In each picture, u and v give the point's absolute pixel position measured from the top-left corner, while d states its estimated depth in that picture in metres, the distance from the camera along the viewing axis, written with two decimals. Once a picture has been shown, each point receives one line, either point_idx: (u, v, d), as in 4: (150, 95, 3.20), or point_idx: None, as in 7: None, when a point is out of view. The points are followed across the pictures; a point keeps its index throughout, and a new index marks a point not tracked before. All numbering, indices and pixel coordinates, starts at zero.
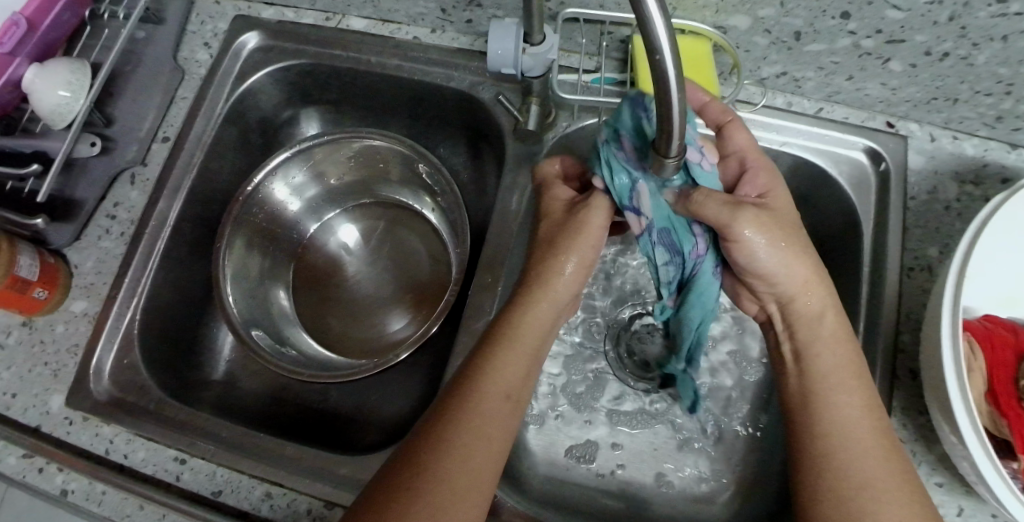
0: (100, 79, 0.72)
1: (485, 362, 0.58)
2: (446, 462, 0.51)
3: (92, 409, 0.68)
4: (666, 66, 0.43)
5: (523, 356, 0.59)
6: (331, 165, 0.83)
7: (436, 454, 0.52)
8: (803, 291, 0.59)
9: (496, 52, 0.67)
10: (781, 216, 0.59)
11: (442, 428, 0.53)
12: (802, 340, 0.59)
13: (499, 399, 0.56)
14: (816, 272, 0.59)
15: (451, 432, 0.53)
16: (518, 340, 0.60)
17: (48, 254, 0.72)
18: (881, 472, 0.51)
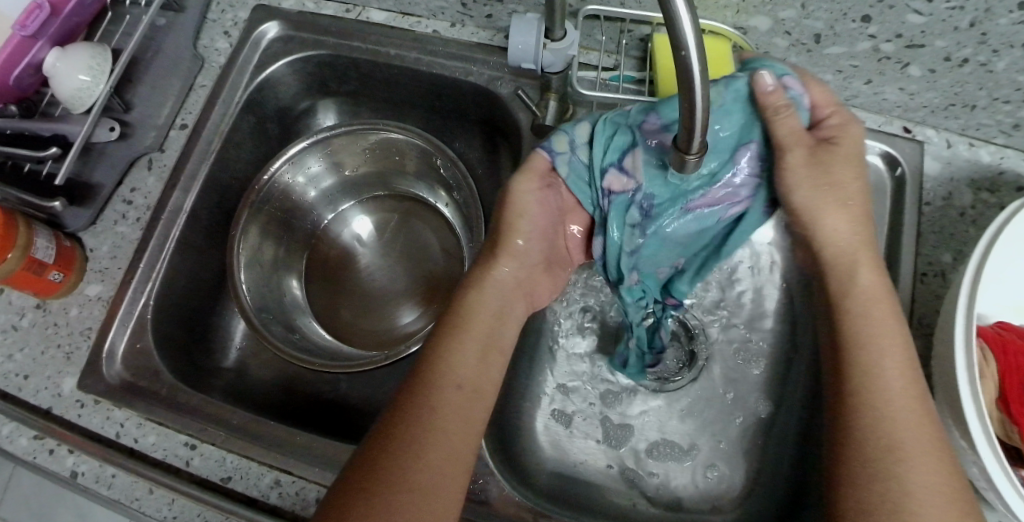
0: (121, 64, 0.73)
1: (445, 347, 0.59)
2: (411, 457, 0.53)
3: (105, 392, 0.68)
4: (692, 63, 0.43)
5: (471, 344, 0.59)
6: (347, 156, 0.83)
7: (400, 447, 0.53)
8: (842, 238, 0.58)
9: (517, 46, 0.68)
10: (837, 156, 0.57)
11: (406, 423, 0.54)
12: (839, 294, 0.57)
13: (449, 393, 0.56)
14: (861, 218, 0.58)
15: (410, 426, 0.54)
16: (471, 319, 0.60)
17: (64, 237, 0.73)
18: (917, 441, 0.51)
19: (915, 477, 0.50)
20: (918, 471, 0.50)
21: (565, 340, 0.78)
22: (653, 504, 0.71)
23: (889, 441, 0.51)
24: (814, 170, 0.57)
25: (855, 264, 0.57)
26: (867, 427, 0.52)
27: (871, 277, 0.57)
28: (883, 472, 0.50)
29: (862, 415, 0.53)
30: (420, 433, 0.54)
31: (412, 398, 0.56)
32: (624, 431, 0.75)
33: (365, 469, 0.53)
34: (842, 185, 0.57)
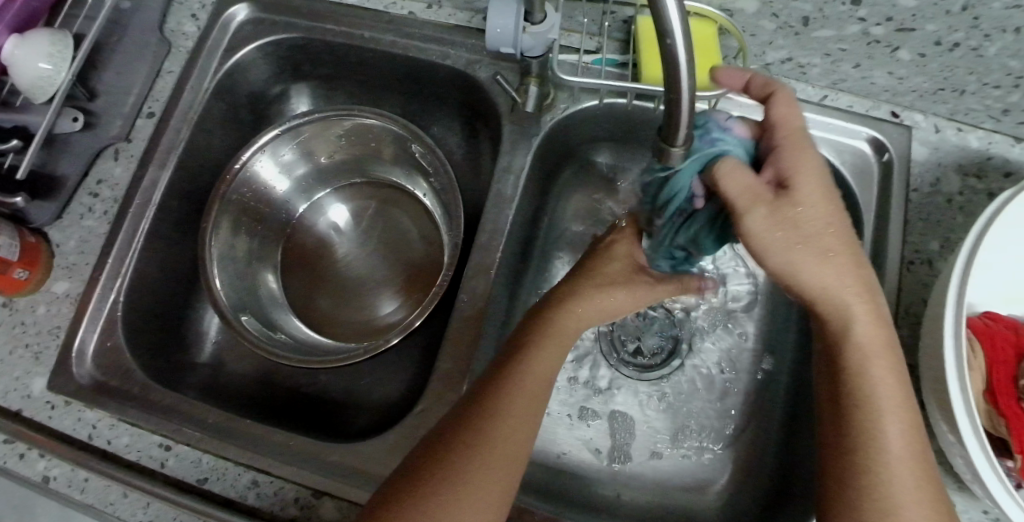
0: (84, 51, 0.69)
1: (510, 378, 0.58)
2: (463, 476, 0.52)
3: (76, 392, 0.67)
4: (677, 50, 0.41)
5: (525, 394, 0.58)
6: (321, 144, 0.81)
7: (427, 496, 0.51)
8: (847, 290, 0.51)
9: (495, 31, 0.63)
10: (806, 217, 0.51)
11: (467, 437, 0.54)
12: (844, 336, 0.52)
13: (508, 444, 0.54)
14: (857, 270, 0.52)
15: (477, 445, 0.54)
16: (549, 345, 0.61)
17: (28, 232, 0.70)
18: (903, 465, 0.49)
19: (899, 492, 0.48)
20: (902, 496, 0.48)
21: None
22: (639, 495, 0.71)
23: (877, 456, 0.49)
24: (790, 229, 0.51)
25: (843, 303, 0.51)
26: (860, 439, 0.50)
27: (866, 325, 0.51)
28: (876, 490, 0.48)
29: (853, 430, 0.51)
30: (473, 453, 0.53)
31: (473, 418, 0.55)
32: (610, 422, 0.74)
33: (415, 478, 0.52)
34: (815, 232, 0.51)
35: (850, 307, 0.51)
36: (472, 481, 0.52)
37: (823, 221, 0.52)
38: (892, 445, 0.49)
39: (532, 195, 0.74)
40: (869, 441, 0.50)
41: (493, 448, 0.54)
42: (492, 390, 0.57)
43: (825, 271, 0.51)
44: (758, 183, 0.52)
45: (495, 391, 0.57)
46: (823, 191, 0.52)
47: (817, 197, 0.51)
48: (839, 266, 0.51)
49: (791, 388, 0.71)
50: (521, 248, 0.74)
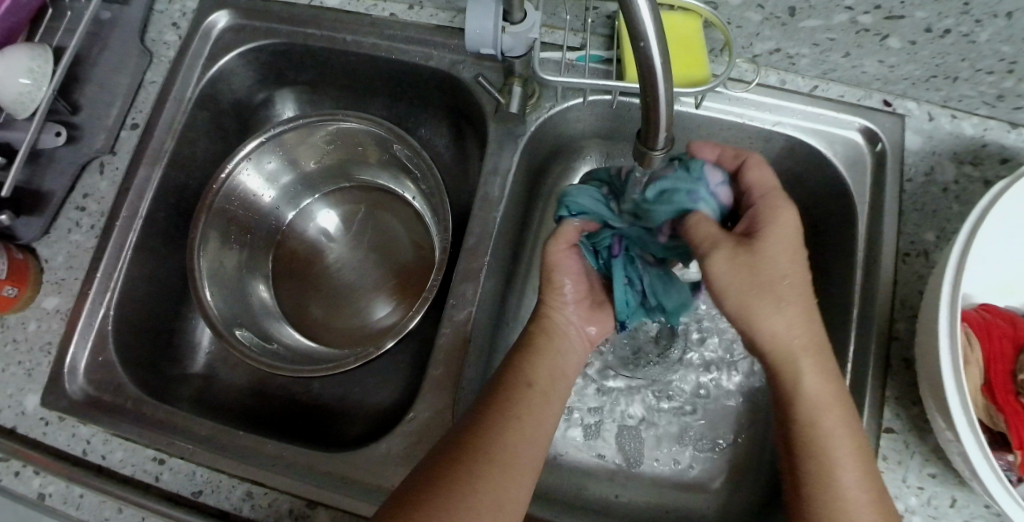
0: (63, 65, 0.69)
1: (510, 398, 0.58)
2: (475, 488, 0.52)
3: (69, 408, 0.67)
4: (652, 53, 0.40)
5: (535, 401, 0.59)
6: (306, 150, 0.80)
7: (448, 509, 0.50)
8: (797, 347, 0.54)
9: (473, 32, 0.62)
10: (761, 268, 0.54)
11: (474, 449, 0.54)
12: (792, 389, 0.54)
13: (527, 450, 0.55)
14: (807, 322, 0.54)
15: (485, 457, 0.54)
16: (536, 365, 0.61)
17: (16, 249, 0.70)
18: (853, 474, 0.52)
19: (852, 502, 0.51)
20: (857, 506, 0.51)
21: None
22: (637, 495, 0.70)
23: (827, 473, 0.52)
24: (740, 271, 0.54)
25: (796, 364, 0.54)
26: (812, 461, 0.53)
27: (815, 377, 0.53)
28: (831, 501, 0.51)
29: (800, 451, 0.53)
30: (483, 464, 0.53)
31: (479, 433, 0.55)
32: (606, 423, 0.74)
33: (426, 485, 0.51)
34: (774, 285, 0.54)
35: (790, 350, 0.54)
36: (483, 492, 0.52)
37: (777, 268, 0.54)
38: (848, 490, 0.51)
39: (520, 196, 0.73)
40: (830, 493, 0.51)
41: (502, 462, 0.54)
42: (493, 406, 0.57)
43: (775, 314, 0.54)
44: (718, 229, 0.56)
45: (504, 400, 0.58)
46: (793, 252, 0.55)
47: (779, 252, 0.54)
48: (800, 317, 0.54)
49: None
50: (510, 250, 0.73)
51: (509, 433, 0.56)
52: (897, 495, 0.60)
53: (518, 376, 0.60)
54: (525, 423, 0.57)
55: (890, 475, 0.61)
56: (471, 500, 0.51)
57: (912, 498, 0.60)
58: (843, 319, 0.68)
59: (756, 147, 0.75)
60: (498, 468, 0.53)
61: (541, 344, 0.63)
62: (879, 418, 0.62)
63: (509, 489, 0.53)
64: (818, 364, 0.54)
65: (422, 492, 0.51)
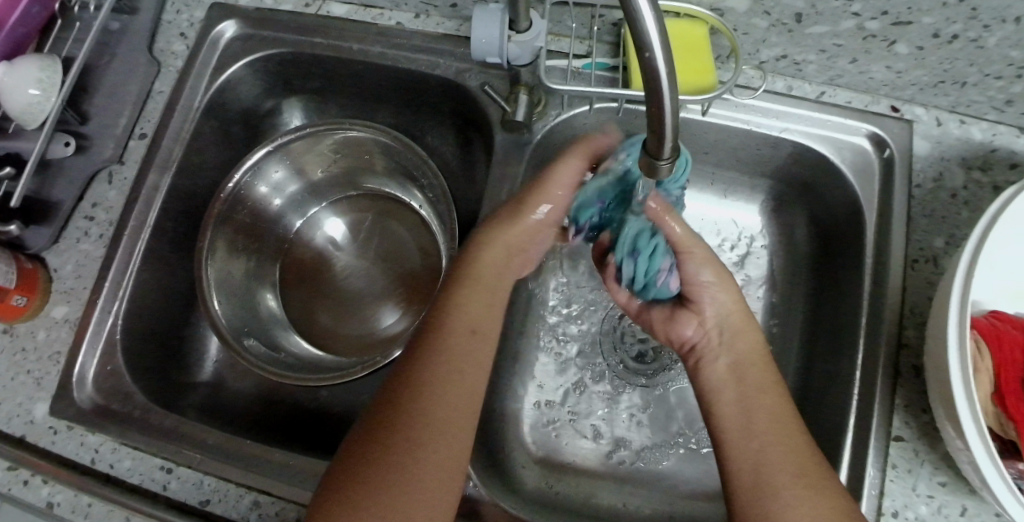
0: (73, 75, 0.69)
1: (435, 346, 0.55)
2: (408, 450, 0.50)
3: (77, 417, 0.67)
4: (656, 62, 0.40)
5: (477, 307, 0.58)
6: (312, 159, 0.81)
7: (390, 445, 0.50)
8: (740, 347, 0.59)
9: (479, 41, 0.63)
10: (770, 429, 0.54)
11: (401, 410, 0.52)
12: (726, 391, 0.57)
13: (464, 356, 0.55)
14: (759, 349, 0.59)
15: (418, 414, 0.51)
16: (471, 292, 0.59)
17: (25, 258, 0.70)
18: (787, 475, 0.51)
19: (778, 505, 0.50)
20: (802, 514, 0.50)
21: (553, 336, 0.78)
22: (645, 502, 0.70)
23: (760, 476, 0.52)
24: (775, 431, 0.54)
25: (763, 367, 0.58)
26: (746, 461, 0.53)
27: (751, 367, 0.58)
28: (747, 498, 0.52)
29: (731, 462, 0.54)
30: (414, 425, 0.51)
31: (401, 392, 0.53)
32: (612, 429, 0.74)
33: (356, 456, 0.50)
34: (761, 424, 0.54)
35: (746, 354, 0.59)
36: (422, 457, 0.50)
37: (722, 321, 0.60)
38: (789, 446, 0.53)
39: None
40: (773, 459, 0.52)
41: (431, 416, 0.52)
42: (428, 338, 0.56)
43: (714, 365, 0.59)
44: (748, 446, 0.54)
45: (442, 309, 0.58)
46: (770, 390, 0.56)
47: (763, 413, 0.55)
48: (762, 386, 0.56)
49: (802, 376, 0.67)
50: None
51: (449, 384, 0.53)
52: (907, 504, 0.59)
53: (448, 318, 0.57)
54: (455, 372, 0.54)
55: (900, 484, 0.60)
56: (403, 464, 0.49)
57: (922, 507, 0.59)
58: (851, 326, 0.68)
59: (763, 153, 0.75)
60: (431, 422, 0.51)
61: (470, 292, 0.59)
62: (888, 426, 0.62)
63: (457, 419, 0.52)
64: (762, 386, 0.56)
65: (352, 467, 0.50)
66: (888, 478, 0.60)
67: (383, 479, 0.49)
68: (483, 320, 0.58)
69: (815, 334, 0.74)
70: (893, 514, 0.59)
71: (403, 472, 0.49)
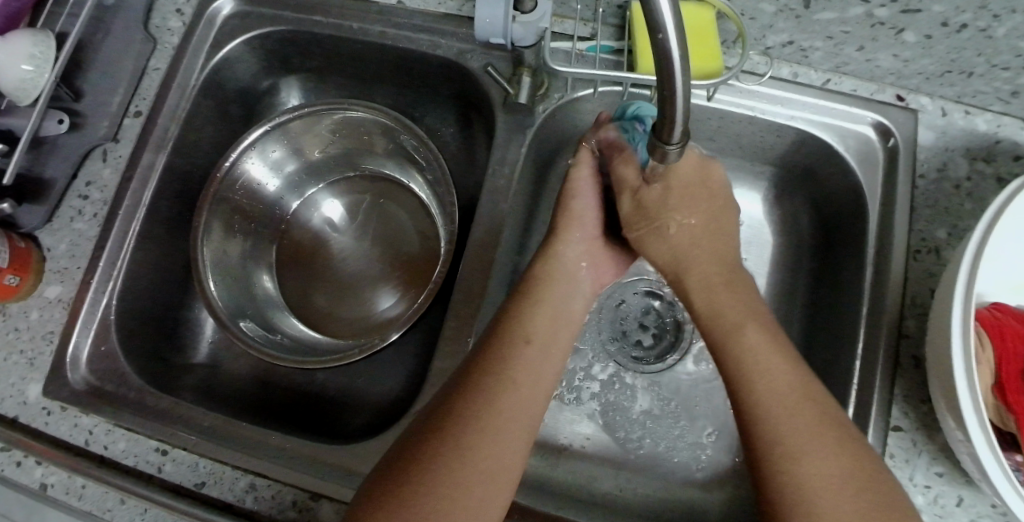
0: (67, 50, 0.67)
1: (523, 306, 0.60)
2: (464, 453, 0.51)
3: (71, 397, 0.66)
4: (671, 46, 0.38)
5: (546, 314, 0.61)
6: (311, 139, 0.80)
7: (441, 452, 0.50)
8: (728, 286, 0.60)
9: (484, 21, 0.62)
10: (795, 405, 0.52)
11: (487, 390, 0.54)
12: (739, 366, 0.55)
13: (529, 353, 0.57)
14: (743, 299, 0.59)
15: (499, 363, 0.56)
16: (536, 318, 0.60)
17: (18, 237, 0.69)
18: (804, 440, 0.50)
19: (806, 473, 0.49)
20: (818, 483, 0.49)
21: None
22: (642, 486, 0.70)
23: (793, 450, 0.50)
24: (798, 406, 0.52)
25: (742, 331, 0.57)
26: (780, 437, 0.51)
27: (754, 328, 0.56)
28: (776, 459, 0.50)
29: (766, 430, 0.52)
30: (475, 403, 0.53)
31: (498, 357, 0.56)
32: (610, 416, 0.74)
33: (447, 408, 0.53)
34: (781, 400, 0.53)
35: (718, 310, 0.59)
36: (465, 466, 0.50)
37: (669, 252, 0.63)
38: (798, 423, 0.51)
39: (526, 187, 0.72)
40: (782, 426, 0.51)
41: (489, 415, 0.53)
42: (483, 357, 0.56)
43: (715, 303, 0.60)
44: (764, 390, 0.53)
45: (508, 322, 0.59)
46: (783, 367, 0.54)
47: (779, 384, 0.53)
48: (782, 369, 0.54)
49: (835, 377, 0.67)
50: (517, 242, 0.72)
51: (521, 348, 0.57)
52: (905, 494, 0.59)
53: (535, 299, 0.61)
54: (530, 377, 0.56)
55: (898, 474, 0.60)
56: (466, 453, 0.51)
57: (919, 497, 0.59)
58: (851, 316, 0.68)
59: (767, 140, 0.75)
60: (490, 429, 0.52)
61: (544, 289, 0.62)
62: (887, 416, 0.62)
63: (505, 433, 0.53)
64: (766, 354, 0.55)
65: (432, 436, 0.51)
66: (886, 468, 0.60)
67: (452, 454, 0.50)
68: (554, 327, 0.60)
69: (815, 323, 0.74)
70: None
71: (459, 457, 0.50)
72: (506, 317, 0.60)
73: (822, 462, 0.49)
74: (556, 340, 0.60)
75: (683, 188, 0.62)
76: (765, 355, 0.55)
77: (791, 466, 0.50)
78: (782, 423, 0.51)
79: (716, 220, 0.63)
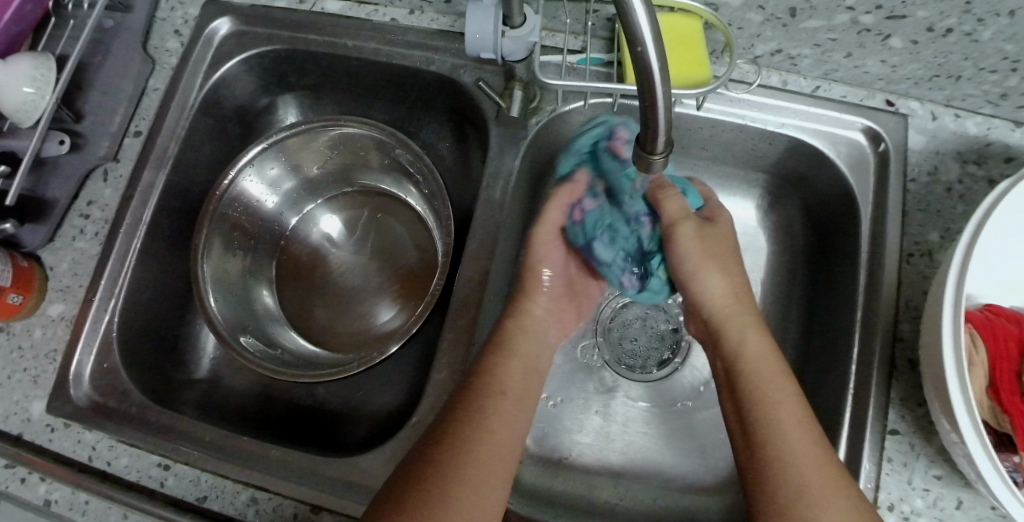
0: (68, 73, 0.68)
1: (497, 356, 0.61)
2: (440, 502, 0.50)
3: (74, 414, 0.67)
4: (650, 58, 0.39)
5: (521, 362, 0.61)
6: (307, 156, 0.81)
7: (425, 492, 0.51)
8: (736, 311, 0.60)
9: (473, 36, 0.62)
10: (793, 426, 0.53)
11: (465, 439, 0.54)
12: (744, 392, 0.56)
13: (507, 401, 0.58)
14: (753, 328, 0.59)
15: (473, 417, 0.56)
16: (511, 365, 0.60)
17: (21, 257, 0.70)
18: (811, 466, 0.51)
19: (824, 509, 0.49)
20: (826, 507, 0.49)
21: None
22: (641, 494, 0.70)
23: (795, 475, 0.51)
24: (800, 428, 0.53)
25: (742, 358, 0.58)
26: (780, 467, 0.52)
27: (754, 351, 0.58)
28: (778, 486, 0.51)
29: (767, 454, 0.53)
30: (458, 448, 0.54)
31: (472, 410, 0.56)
32: (608, 425, 0.74)
33: (426, 453, 0.53)
34: (784, 425, 0.53)
35: (739, 341, 0.59)
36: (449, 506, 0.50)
37: (718, 309, 0.61)
38: (803, 445, 0.52)
39: (521, 199, 0.73)
40: (788, 450, 0.52)
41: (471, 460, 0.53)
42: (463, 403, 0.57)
43: (740, 339, 0.59)
44: (760, 409, 0.55)
45: (486, 368, 0.60)
46: (780, 388, 0.56)
47: (786, 408, 0.54)
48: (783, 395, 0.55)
49: (832, 381, 0.67)
50: (513, 253, 0.73)
51: (496, 400, 0.57)
52: (903, 497, 0.59)
53: (512, 347, 0.62)
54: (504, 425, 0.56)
55: (896, 478, 0.60)
56: (449, 492, 0.51)
57: (918, 500, 0.59)
58: (846, 320, 0.68)
59: (759, 148, 0.75)
60: (472, 473, 0.52)
61: (515, 341, 0.63)
62: (884, 419, 0.62)
63: (489, 476, 0.53)
64: (767, 377, 0.56)
65: (399, 495, 0.51)
66: (884, 471, 0.60)
67: (434, 494, 0.51)
68: (527, 379, 0.61)
69: (811, 328, 0.74)
70: (890, 507, 0.59)
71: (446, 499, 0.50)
72: (480, 369, 0.60)
73: (829, 484, 0.51)
74: (528, 389, 0.60)
75: (709, 244, 0.62)
76: (766, 379, 0.56)
77: (801, 489, 0.51)
78: (789, 448, 0.52)
79: (729, 254, 0.62)
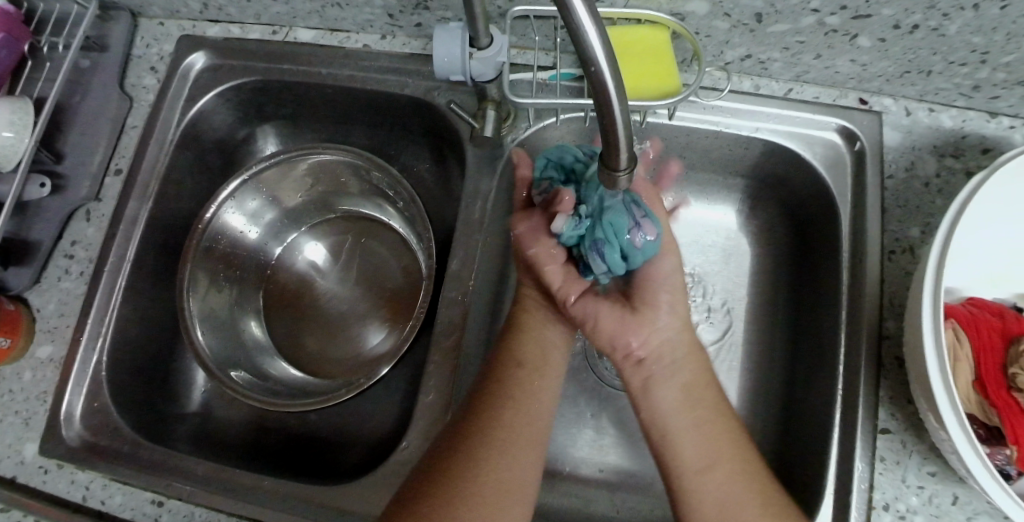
0: (45, 116, 0.69)
1: (513, 337, 0.64)
2: (463, 492, 0.53)
3: (66, 455, 0.67)
4: (604, 79, 0.39)
5: (539, 338, 0.64)
6: (288, 184, 0.81)
7: (456, 477, 0.54)
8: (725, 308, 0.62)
9: (442, 60, 0.62)
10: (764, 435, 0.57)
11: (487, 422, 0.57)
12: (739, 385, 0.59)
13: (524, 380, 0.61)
14: None
15: (495, 402, 0.59)
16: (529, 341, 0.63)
17: (8, 301, 0.71)
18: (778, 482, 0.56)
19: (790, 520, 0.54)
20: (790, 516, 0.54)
21: None
22: (637, 505, 0.70)
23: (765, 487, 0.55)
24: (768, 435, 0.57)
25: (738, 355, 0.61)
26: (758, 473, 0.56)
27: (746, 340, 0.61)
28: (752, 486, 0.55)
29: (752, 452, 0.56)
30: (484, 435, 0.56)
31: (475, 426, 0.57)
32: (601, 437, 0.74)
33: (454, 438, 0.57)
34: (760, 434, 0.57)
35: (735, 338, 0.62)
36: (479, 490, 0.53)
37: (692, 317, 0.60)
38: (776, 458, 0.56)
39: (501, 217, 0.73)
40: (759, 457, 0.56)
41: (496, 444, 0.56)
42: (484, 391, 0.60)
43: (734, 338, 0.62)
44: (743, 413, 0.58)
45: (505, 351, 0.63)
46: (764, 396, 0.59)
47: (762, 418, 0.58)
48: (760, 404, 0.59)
49: (821, 383, 0.67)
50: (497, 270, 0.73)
51: (512, 377, 0.60)
52: (897, 495, 0.59)
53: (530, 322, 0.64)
54: (516, 443, 0.57)
55: (888, 477, 0.60)
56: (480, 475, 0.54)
57: (912, 498, 0.59)
58: (831, 321, 0.68)
59: (735, 153, 0.75)
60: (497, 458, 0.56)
61: (528, 318, 0.65)
62: (874, 419, 0.61)
63: (517, 460, 0.56)
64: None
65: (430, 480, 0.54)
66: (877, 471, 0.60)
67: (464, 480, 0.54)
68: (546, 352, 0.63)
69: (798, 329, 0.74)
70: (884, 507, 0.59)
71: (475, 486, 0.53)
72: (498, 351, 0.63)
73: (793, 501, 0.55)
74: (548, 361, 0.63)
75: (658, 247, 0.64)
76: None
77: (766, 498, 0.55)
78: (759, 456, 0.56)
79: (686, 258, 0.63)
